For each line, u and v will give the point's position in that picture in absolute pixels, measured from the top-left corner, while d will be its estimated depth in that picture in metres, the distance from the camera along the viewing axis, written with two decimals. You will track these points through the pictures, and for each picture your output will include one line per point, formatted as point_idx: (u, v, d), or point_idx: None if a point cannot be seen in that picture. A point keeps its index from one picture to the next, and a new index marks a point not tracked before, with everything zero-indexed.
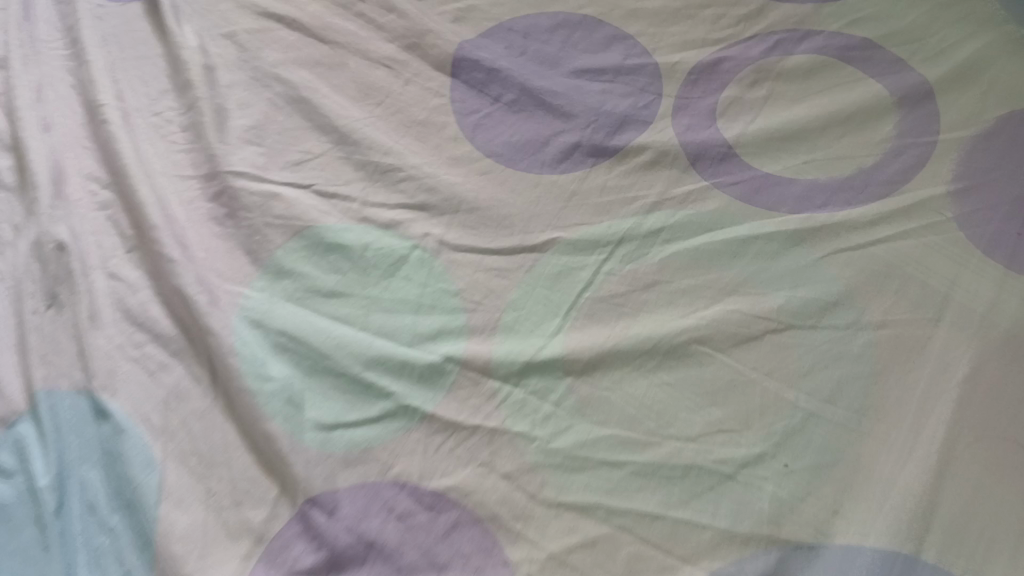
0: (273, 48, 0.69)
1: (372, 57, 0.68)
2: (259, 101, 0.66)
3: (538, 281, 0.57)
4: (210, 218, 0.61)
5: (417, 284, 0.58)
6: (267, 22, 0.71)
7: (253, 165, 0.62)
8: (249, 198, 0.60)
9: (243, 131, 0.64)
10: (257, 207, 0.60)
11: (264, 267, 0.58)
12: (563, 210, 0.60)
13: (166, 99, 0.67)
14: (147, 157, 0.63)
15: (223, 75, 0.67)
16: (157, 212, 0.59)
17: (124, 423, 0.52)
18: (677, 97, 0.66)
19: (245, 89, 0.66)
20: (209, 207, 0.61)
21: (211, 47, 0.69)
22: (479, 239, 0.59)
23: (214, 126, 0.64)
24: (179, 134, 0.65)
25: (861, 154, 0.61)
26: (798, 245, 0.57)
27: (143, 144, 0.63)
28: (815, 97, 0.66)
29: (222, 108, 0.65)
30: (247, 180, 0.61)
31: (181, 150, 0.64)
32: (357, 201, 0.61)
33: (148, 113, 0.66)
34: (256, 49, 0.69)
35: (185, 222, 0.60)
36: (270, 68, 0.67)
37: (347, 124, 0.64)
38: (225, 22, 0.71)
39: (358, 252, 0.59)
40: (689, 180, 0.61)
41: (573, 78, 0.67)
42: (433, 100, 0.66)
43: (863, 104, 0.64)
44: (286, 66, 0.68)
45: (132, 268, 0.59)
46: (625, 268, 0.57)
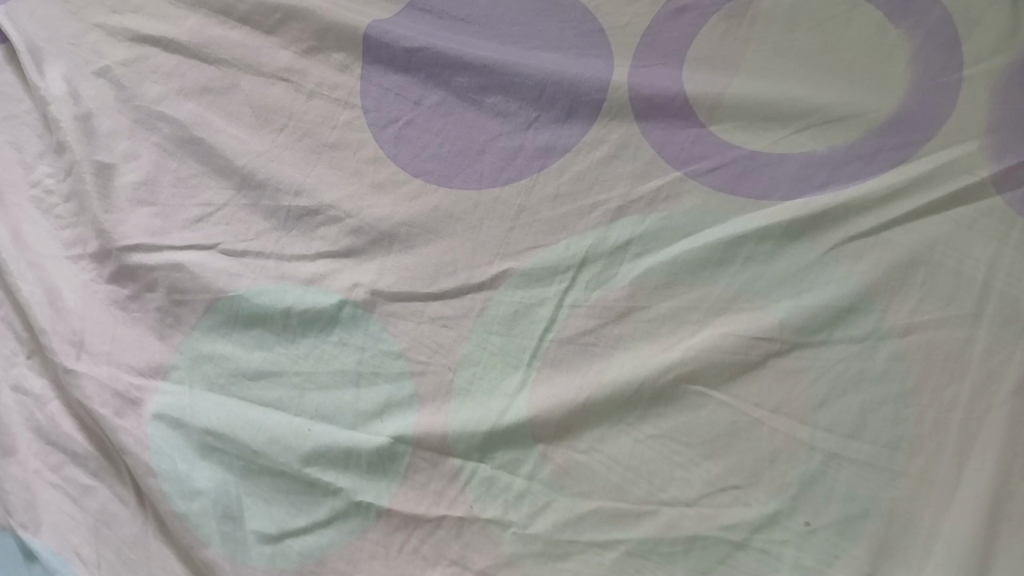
0: (152, 80, 0.59)
1: (265, 71, 0.58)
2: (147, 148, 0.57)
3: (492, 326, 0.49)
4: (113, 302, 0.53)
5: (354, 347, 0.50)
6: (140, 47, 0.60)
7: (150, 231, 0.54)
8: (152, 275, 0.53)
9: (133, 189, 0.56)
10: (161, 287, 0.52)
11: (179, 353, 0.51)
12: (511, 233, 0.51)
13: (45, 163, 0.58)
14: (36, 245, 0.55)
15: (103, 126, 0.58)
16: (49, 314, 0.52)
17: (52, 562, 0.46)
18: (634, 66, 0.55)
19: (129, 138, 0.57)
20: (110, 288, 0.54)
21: (83, 92, 0.59)
22: (417, 282, 0.51)
23: (99, 192, 0.56)
24: (65, 205, 0.56)
25: (860, 109, 0.51)
26: (795, 240, 0.48)
27: (32, 229, 0.56)
28: (800, 44, 0.54)
29: (106, 168, 0.56)
30: (144, 253, 0.53)
31: (71, 223, 0.56)
32: (272, 257, 0.53)
33: (29, 186, 0.58)
34: (133, 83, 0.59)
35: (85, 314, 0.53)
36: (153, 108, 0.58)
37: (248, 162, 0.55)
38: (93, 56, 0.61)
39: (282, 319, 0.51)
40: (655, 172, 0.52)
41: (505, 56, 0.56)
42: (341, 113, 0.56)
43: (858, 47, 0.53)
44: (172, 101, 0.58)
45: (36, 376, 0.52)
46: (591, 297, 0.49)
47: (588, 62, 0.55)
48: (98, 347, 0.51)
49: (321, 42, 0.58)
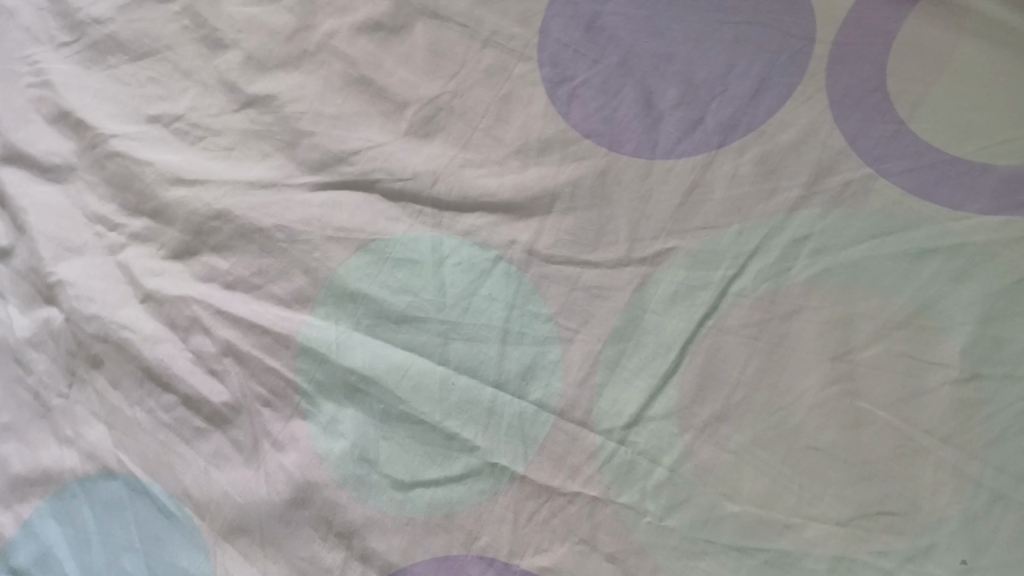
0: (325, 12, 0.59)
1: (440, 13, 0.57)
2: (314, 80, 0.57)
3: (649, 304, 0.48)
4: (257, 233, 0.53)
5: (502, 303, 0.49)
6: None
7: (310, 165, 0.55)
8: (310, 211, 0.53)
9: (295, 119, 0.56)
10: (317, 223, 0.53)
11: (327, 287, 0.51)
12: (681, 210, 0.50)
13: (203, 91, 0.58)
14: (204, 159, 0.56)
15: (272, 55, 0.58)
16: (207, 249, 0.54)
17: (171, 501, 0.47)
18: (831, 45, 0.51)
19: (298, 70, 0.57)
20: (258, 219, 0.53)
21: (258, 16, 0.60)
22: (579, 247, 0.50)
23: (269, 120, 0.56)
24: (222, 135, 0.57)
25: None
26: (994, 261, 0.44)
27: (187, 157, 0.56)
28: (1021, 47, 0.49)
29: (275, 96, 0.57)
30: (302, 197, 0.53)
31: (225, 155, 0.56)
32: (430, 203, 0.52)
33: (187, 111, 0.58)
34: (307, 13, 0.59)
35: (235, 246, 0.53)
36: (324, 39, 0.58)
37: (416, 109, 0.55)
38: None
39: (434, 267, 0.50)
40: (843, 165, 0.48)
41: (698, 23, 0.53)
42: (513, 66, 0.55)
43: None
44: (343, 35, 0.58)
45: (178, 297, 0.52)
46: (760, 289, 0.46)
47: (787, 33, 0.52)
48: (249, 282, 0.52)
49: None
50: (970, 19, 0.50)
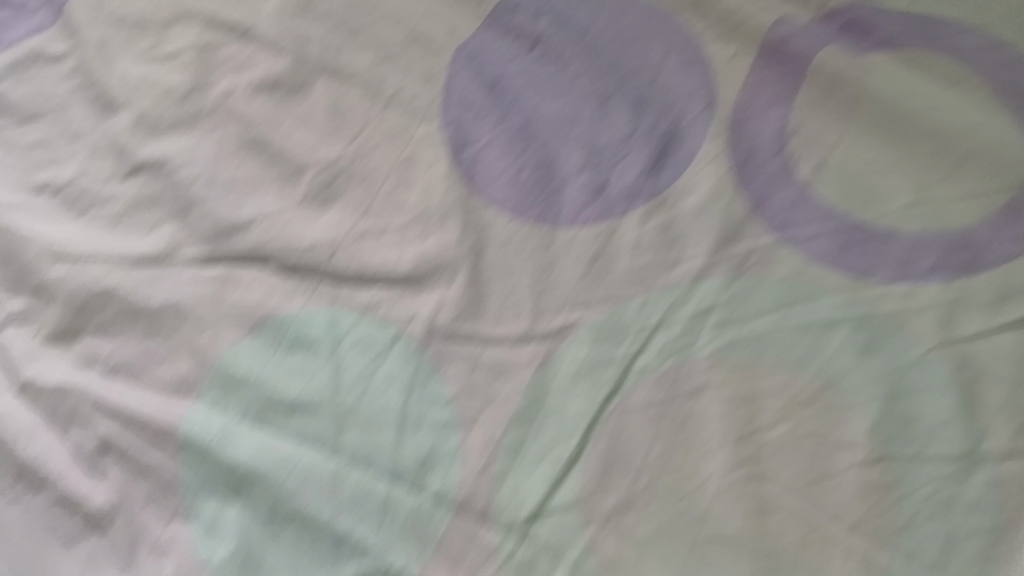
0: (223, 70, 0.56)
1: (342, 73, 0.55)
2: (208, 145, 0.54)
3: (551, 382, 0.46)
4: (144, 311, 0.50)
5: (401, 386, 0.47)
6: (213, 34, 0.58)
7: (203, 235, 0.52)
8: (202, 287, 0.50)
9: (189, 185, 0.53)
10: (208, 300, 0.50)
11: (213, 373, 0.48)
12: (585, 280, 0.48)
13: (93, 155, 0.55)
14: (89, 226, 0.53)
15: (167, 116, 0.55)
16: (91, 329, 0.50)
17: None
18: (734, 107, 0.50)
19: (192, 134, 0.55)
20: (148, 295, 0.50)
21: (152, 75, 0.57)
22: (480, 322, 0.48)
23: (160, 188, 0.53)
24: (111, 203, 0.53)
25: (982, 191, 0.45)
26: (899, 332, 0.43)
27: (74, 227, 0.53)
28: (922, 104, 0.48)
29: (168, 162, 0.54)
30: (191, 270, 0.51)
31: (114, 225, 0.53)
32: (326, 277, 0.50)
33: (75, 177, 0.55)
34: (205, 72, 0.57)
35: (121, 326, 0.50)
36: (219, 101, 0.55)
37: (315, 174, 0.52)
38: (169, 37, 0.58)
39: (329, 349, 0.48)
40: (748, 231, 0.47)
41: (602, 85, 0.52)
42: (416, 127, 0.52)
43: (984, 120, 0.47)
44: (240, 96, 0.55)
45: (58, 385, 0.49)
46: (663, 365, 0.45)
47: (688, 95, 0.51)
48: (133, 365, 0.49)
49: (407, 48, 0.55)
50: (872, 80, 0.49)
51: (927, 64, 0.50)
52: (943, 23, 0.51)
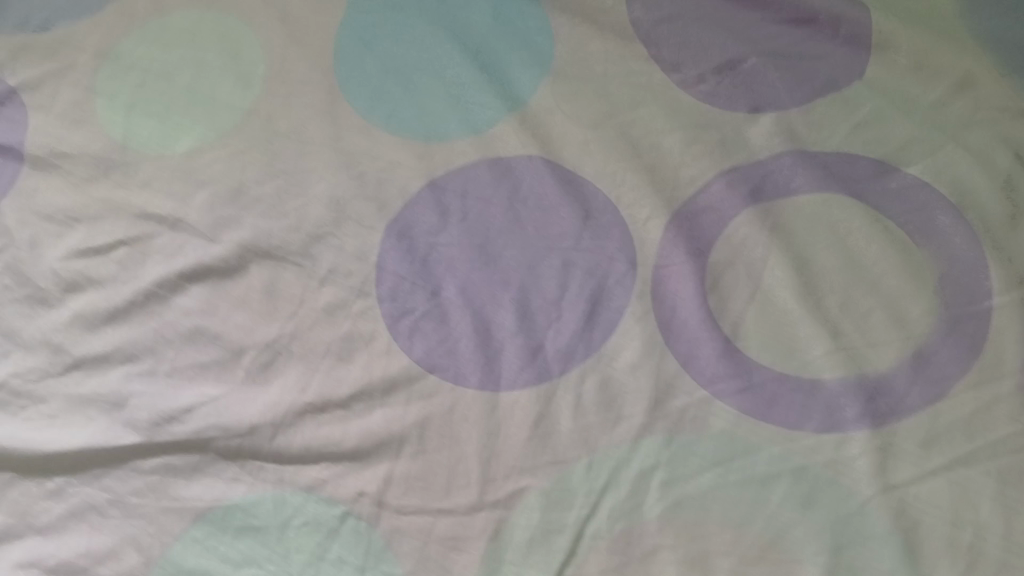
0: (155, 258, 0.60)
1: (276, 254, 0.58)
2: (146, 334, 0.56)
3: (506, 553, 0.46)
4: (86, 509, 0.51)
5: (354, 568, 0.47)
6: (148, 225, 0.61)
7: (141, 427, 0.53)
8: (142, 480, 0.51)
9: (127, 380, 0.55)
10: (150, 492, 0.51)
11: (158, 567, 0.48)
12: (530, 444, 0.49)
13: (34, 356, 0.57)
14: (31, 428, 0.54)
15: (100, 310, 0.58)
16: (32, 531, 0.51)
17: None
18: (656, 265, 0.53)
19: (129, 324, 0.57)
20: (89, 491, 0.51)
21: (86, 269, 0.60)
22: (430, 494, 0.48)
23: (102, 380, 0.55)
24: (44, 402, 0.55)
25: (893, 335, 0.48)
26: (836, 481, 0.45)
27: (8, 428, 0.54)
28: (831, 249, 0.51)
29: (111, 355, 0.56)
30: (134, 463, 0.52)
31: (51, 422, 0.54)
32: (269, 458, 0.51)
33: (10, 377, 0.56)
34: (139, 264, 0.59)
35: (66, 526, 0.51)
36: (152, 289, 0.58)
37: (254, 354, 0.54)
38: (106, 233, 0.61)
39: (277, 532, 0.48)
40: (681, 387, 0.49)
41: (531, 249, 0.55)
42: (353, 303, 0.55)
43: (889, 261, 0.50)
44: (173, 283, 0.58)
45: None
46: (614, 529, 0.46)
47: (614, 254, 0.53)
48: (75, 564, 0.49)
49: (337, 228, 0.58)
50: (784, 230, 0.52)
51: (834, 205, 0.52)
52: (849, 159, 0.54)
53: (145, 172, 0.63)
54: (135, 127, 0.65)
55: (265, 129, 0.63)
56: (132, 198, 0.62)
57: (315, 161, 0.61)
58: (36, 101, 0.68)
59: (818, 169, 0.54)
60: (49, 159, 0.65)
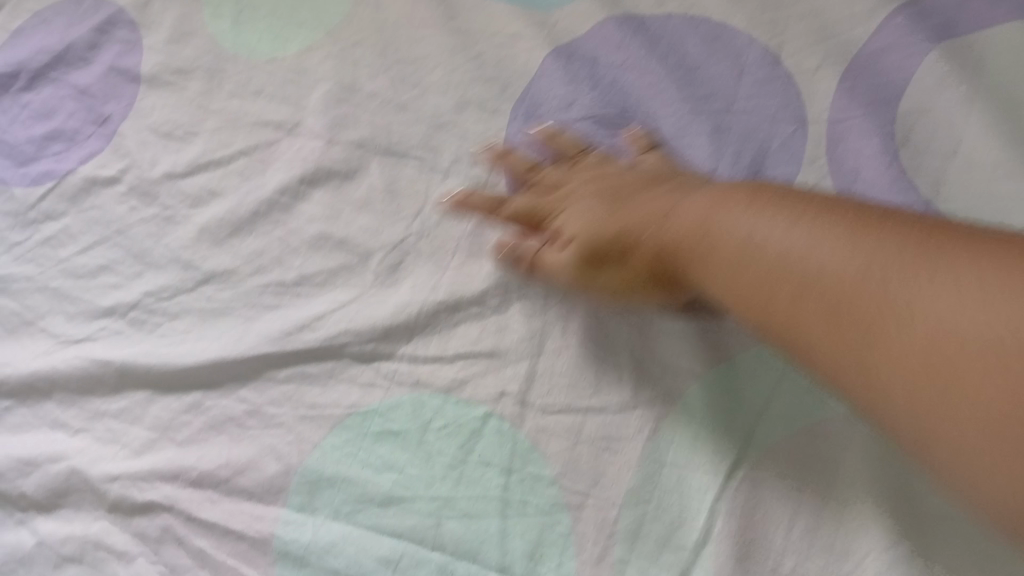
0: (275, 167, 0.57)
1: (396, 150, 0.54)
2: (271, 244, 0.55)
3: (665, 454, 0.42)
4: (227, 421, 0.51)
5: (500, 470, 0.44)
6: (264, 133, 0.59)
7: (273, 338, 0.51)
8: (278, 389, 0.50)
9: (261, 292, 0.54)
10: (288, 401, 0.50)
11: (301, 477, 0.47)
12: (687, 336, 0.44)
13: (164, 272, 0.56)
14: (167, 347, 0.53)
15: (223, 222, 0.56)
16: (176, 445, 0.51)
17: None
18: (830, 120, 0.47)
19: (254, 234, 0.55)
20: (227, 403, 0.51)
21: (207, 184, 0.58)
22: (578, 391, 0.44)
23: (235, 294, 0.54)
24: (182, 319, 0.54)
25: (888, 393, 0.37)
26: None
27: (146, 345, 0.54)
28: (747, 268, 0.41)
29: (239, 267, 0.55)
30: (271, 374, 0.51)
31: (185, 338, 0.54)
32: (405, 361, 0.48)
33: (142, 297, 0.56)
34: (258, 174, 0.57)
35: (208, 438, 0.51)
36: (274, 197, 0.56)
37: (382, 257, 0.52)
38: (224, 145, 0.59)
39: (417, 436, 0.46)
40: None
41: (675, 119, 0.50)
42: (482, 195, 0.51)
43: (957, 298, 0.35)
44: (294, 190, 0.56)
45: (148, 503, 0.50)
46: (793, 427, 0.40)
47: (774, 118, 0.47)
48: (216, 477, 0.49)
49: (461, 115, 0.54)
50: (986, 69, 0.45)
51: (770, 205, 0.42)
52: None
53: (255, 78, 0.60)
54: (242, 35, 0.62)
55: (375, 18, 0.59)
56: (247, 107, 0.60)
57: (427, 48, 0.57)
58: (140, 13, 0.65)
59: (657, 198, 0.45)
60: (162, 75, 0.63)
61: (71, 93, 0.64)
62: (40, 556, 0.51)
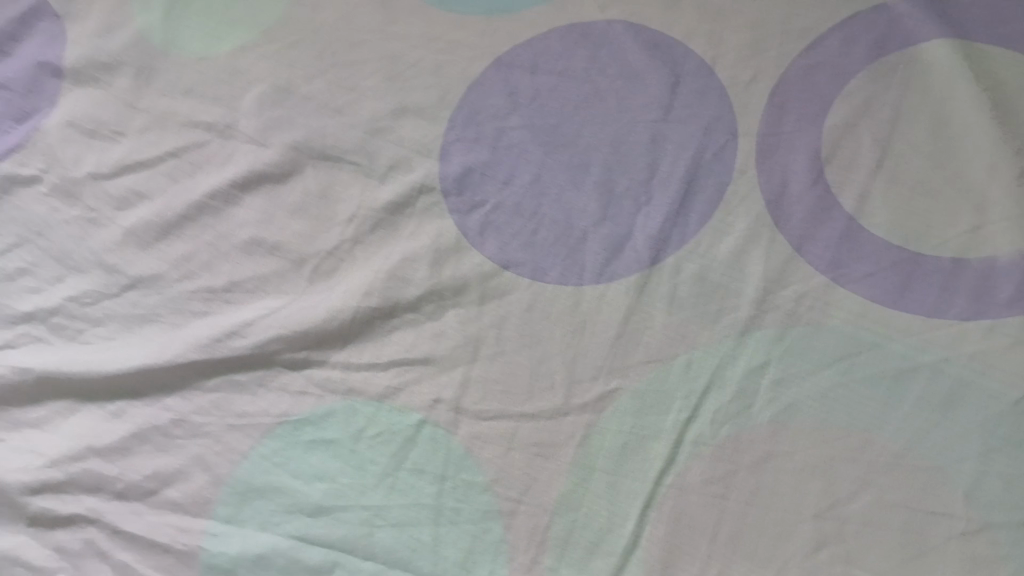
0: (206, 169, 0.56)
1: (331, 154, 0.54)
2: (199, 247, 0.53)
3: (597, 460, 0.42)
4: (151, 430, 0.49)
5: (432, 477, 0.43)
6: (194, 133, 0.57)
7: (199, 345, 0.50)
8: (205, 398, 0.49)
9: (187, 298, 0.52)
10: (214, 410, 0.48)
11: (227, 488, 0.46)
12: (619, 344, 0.44)
13: (85, 275, 0.54)
14: (85, 355, 0.51)
15: (151, 224, 0.55)
16: (93, 454, 0.48)
17: None
18: (762, 133, 0.48)
19: (181, 238, 0.54)
20: (150, 411, 0.49)
21: (133, 185, 0.56)
22: (511, 398, 0.44)
23: (161, 298, 0.52)
24: (105, 325, 0.52)
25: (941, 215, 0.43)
26: (981, 376, 0.40)
27: (67, 351, 0.52)
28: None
29: (166, 271, 0.53)
30: (196, 380, 0.49)
31: (108, 344, 0.52)
32: (337, 367, 0.48)
33: (63, 302, 0.53)
34: (188, 176, 0.56)
35: (127, 449, 0.48)
36: (203, 200, 0.55)
37: (315, 264, 0.51)
38: (150, 146, 0.57)
39: (350, 445, 0.45)
40: (796, 273, 0.44)
41: (614, 125, 0.50)
42: (417, 200, 0.51)
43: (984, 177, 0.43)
44: (225, 193, 0.54)
45: (66, 515, 0.47)
46: (720, 433, 0.41)
47: (710, 128, 0.49)
48: (142, 488, 0.47)
49: (398, 119, 0.54)
50: (910, 92, 0.47)
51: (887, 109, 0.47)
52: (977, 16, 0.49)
53: (185, 78, 0.59)
54: (173, 32, 0.61)
55: (312, 21, 0.59)
56: (176, 107, 0.58)
57: (363, 53, 0.57)
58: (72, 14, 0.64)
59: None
60: (87, 70, 0.61)
61: None
62: None
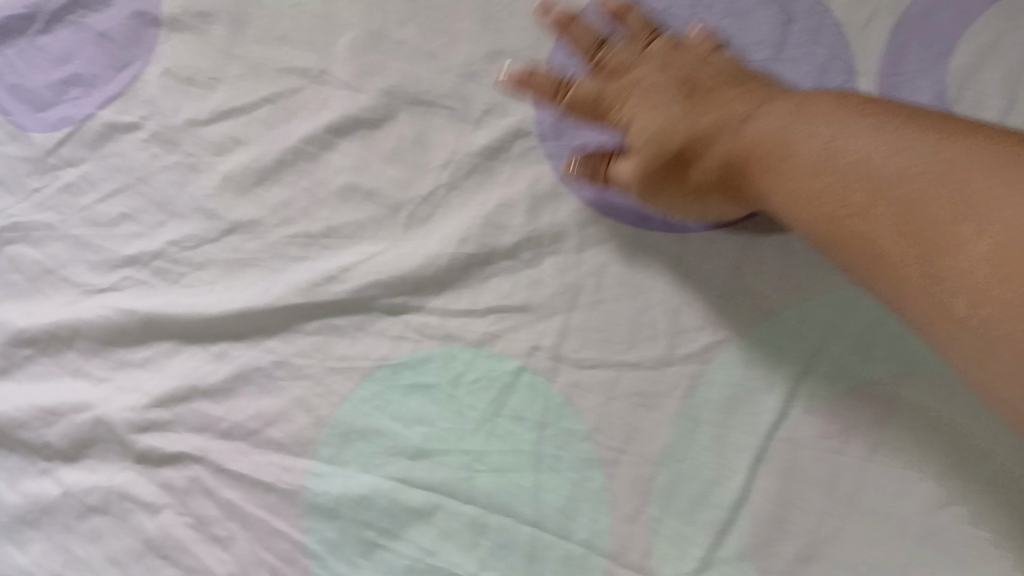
0: (301, 116, 0.54)
1: (425, 97, 0.52)
2: (298, 194, 0.53)
3: (705, 412, 0.43)
4: (253, 371, 0.50)
5: (532, 424, 0.44)
6: (291, 80, 0.55)
7: (299, 290, 0.50)
8: (307, 341, 0.49)
9: (287, 243, 0.52)
10: (316, 352, 0.49)
11: (330, 428, 0.47)
12: (724, 297, 0.44)
13: (184, 220, 0.54)
14: (190, 300, 0.52)
15: (250, 172, 0.54)
16: (200, 395, 0.50)
17: None
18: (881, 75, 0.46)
19: (278, 185, 0.53)
20: (254, 353, 0.50)
21: (232, 133, 0.55)
22: (610, 347, 0.45)
23: (259, 244, 0.53)
24: (208, 269, 0.53)
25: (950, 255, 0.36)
26: None
27: (171, 295, 0.52)
28: (803, 182, 0.40)
29: (263, 217, 0.53)
30: (295, 324, 0.50)
31: (209, 289, 0.52)
32: (435, 313, 0.48)
33: (165, 246, 0.54)
34: (285, 123, 0.54)
35: (231, 390, 0.50)
36: (300, 147, 0.53)
37: (412, 210, 0.51)
38: (247, 96, 0.55)
39: (450, 389, 0.46)
40: None
41: None
42: (513, 145, 0.50)
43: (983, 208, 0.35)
44: (321, 139, 0.53)
45: (175, 455, 0.49)
46: (834, 388, 0.42)
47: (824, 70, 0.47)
48: (246, 427, 0.49)
49: (492, 62, 0.52)
50: None
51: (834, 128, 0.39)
52: None
53: (280, 25, 0.56)
54: None
55: None
56: (272, 55, 0.55)
57: None
58: None
59: (735, 102, 0.43)
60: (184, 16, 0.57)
61: (92, 39, 0.57)
62: (63, 506, 0.50)
